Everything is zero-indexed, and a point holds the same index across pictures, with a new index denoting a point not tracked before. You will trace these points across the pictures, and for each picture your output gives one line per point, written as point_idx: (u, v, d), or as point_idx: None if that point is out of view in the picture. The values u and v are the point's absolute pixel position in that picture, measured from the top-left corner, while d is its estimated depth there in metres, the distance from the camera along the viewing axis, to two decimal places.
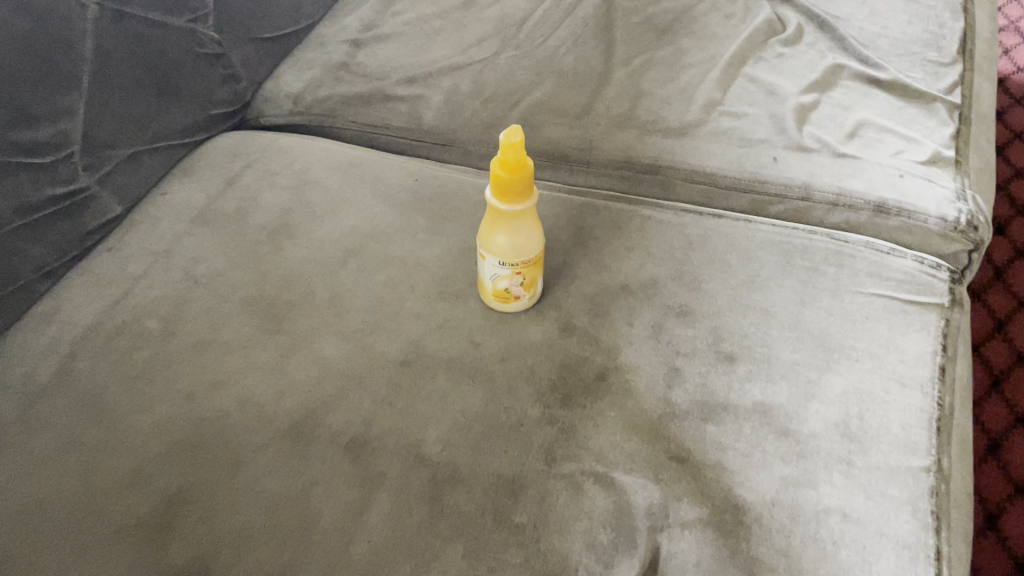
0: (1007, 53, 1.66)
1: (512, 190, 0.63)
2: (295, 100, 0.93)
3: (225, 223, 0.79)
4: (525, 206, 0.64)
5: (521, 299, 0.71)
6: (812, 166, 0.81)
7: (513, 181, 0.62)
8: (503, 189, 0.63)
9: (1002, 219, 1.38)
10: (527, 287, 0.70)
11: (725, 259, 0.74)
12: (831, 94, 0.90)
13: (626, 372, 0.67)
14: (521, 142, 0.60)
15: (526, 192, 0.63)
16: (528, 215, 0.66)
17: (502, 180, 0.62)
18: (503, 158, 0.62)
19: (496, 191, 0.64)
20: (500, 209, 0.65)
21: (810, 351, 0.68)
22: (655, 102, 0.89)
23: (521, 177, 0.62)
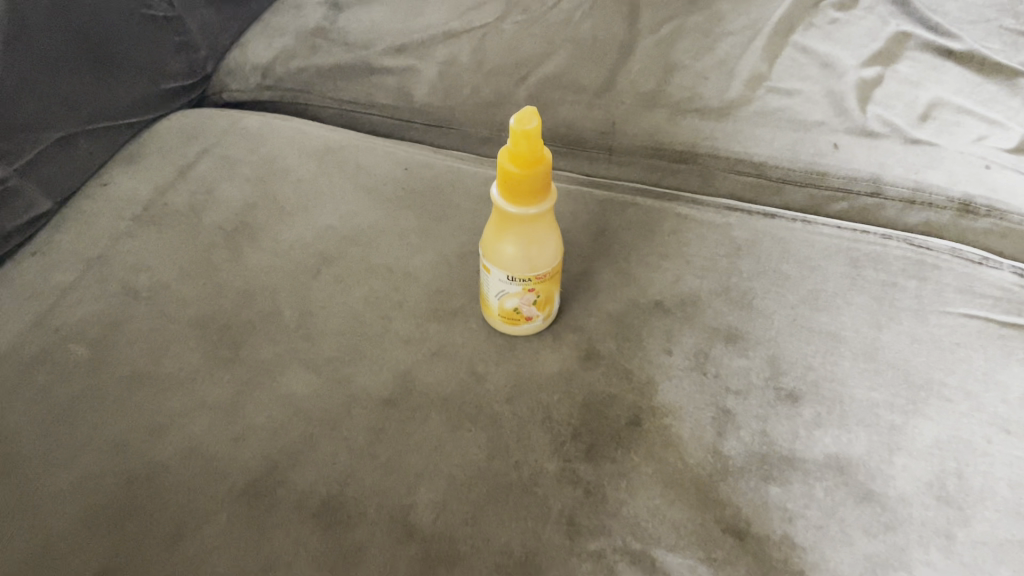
0: None
1: (524, 190, 0.50)
2: (264, 73, 0.79)
3: (175, 222, 0.65)
4: (540, 209, 0.51)
5: (533, 320, 0.57)
6: (880, 155, 0.67)
7: (525, 179, 0.49)
8: (512, 188, 0.50)
9: None
10: (542, 307, 0.57)
11: (781, 270, 0.61)
12: (896, 67, 0.76)
13: (664, 414, 0.54)
14: (536, 130, 0.47)
15: (541, 192, 0.50)
16: (544, 220, 0.53)
17: (511, 177, 0.49)
18: (514, 150, 0.48)
19: (503, 190, 0.50)
20: (508, 212, 0.51)
21: (891, 387, 0.55)
22: (689, 76, 0.75)
23: (536, 174, 0.49)
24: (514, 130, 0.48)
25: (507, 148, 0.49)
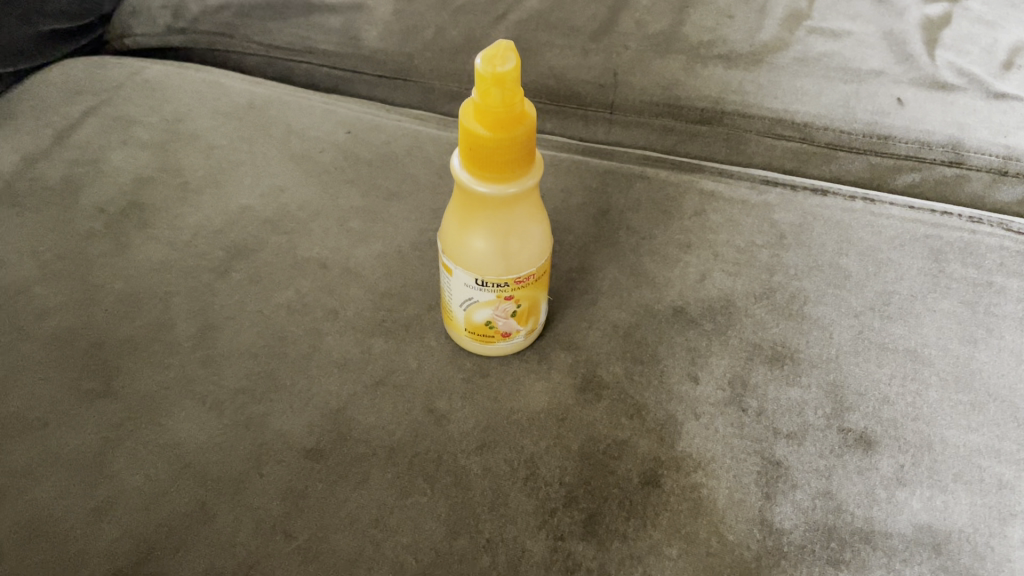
0: None
1: (497, 162, 0.35)
2: (175, 11, 0.63)
3: (44, 202, 0.50)
4: (519, 187, 0.36)
5: (512, 337, 0.43)
6: (957, 112, 0.52)
7: (499, 144, 0.34)
8: (480, 160, 0.35)
9: None
10: (525, 319, 0.42)
11: (839, 264, 0.47)
12: (967, 3, 0.61)
13: (691, 469, 0.39)
14: (514, 71, 0.32)
15: (521, 163, 0.35)
16: (525, 202, 0.38)
17: (479, 143, 0.34)
18: (482, 104, 0.33)
19: (468, 162, 0.35)
20: (477, 193, 0.36)
21: (994, 427, 0.41)
22: (708, 13, 0.60)
23: (514, 138, 0.34)
24: (481, 73, 0.33)
25: (472, 101, 0.34)
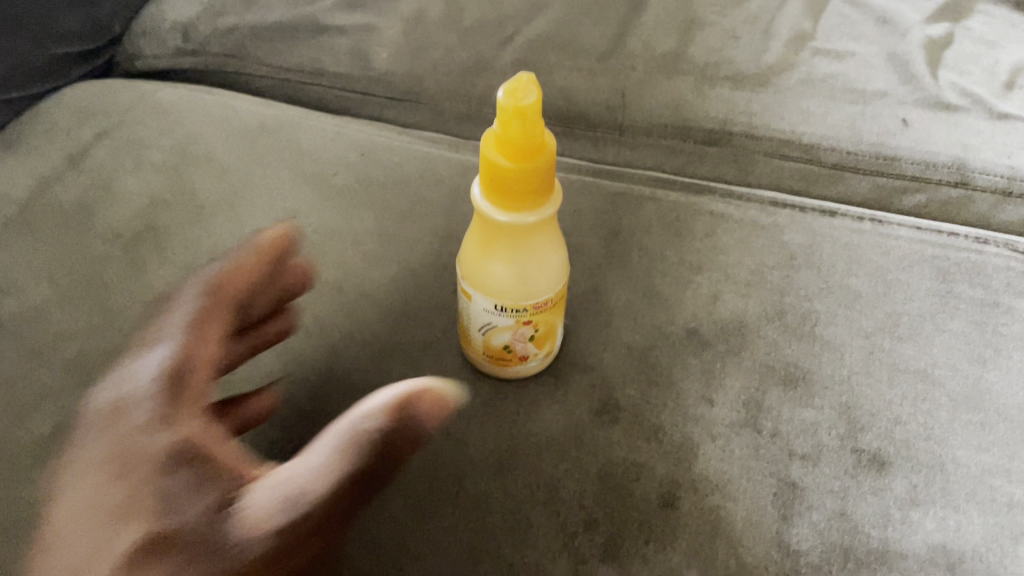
0: None
1: (518, 191, 0.35)
2: (185, 33, 0.63)
3: (59, 227, 0.50)
4: (538, 216, 0.36)
5: (530, 359, 0.43)
6: (962, 133, 0.53)
7: (520, 175, 0.34)
8: (501, 190, 0.35)
9: None
10: (542, 343, 0.43)
11: (848, 285, 0.47)
12: (968, 23, 0.62)
13: (708, 491, 0.40)
14: (535, 104, 0.32)
15: (541, 192, 0.35)
16: (545, 228, 0.38)
17: (500, 173, 0.34)
18: (503, 135, 0.34)
19: (488, 192, 0.36)
20: (497, 222, 0.37)
21: (1004, 447, 0.41)
22: (714, 34, 0.61)
23: (534, 168, 0.34)
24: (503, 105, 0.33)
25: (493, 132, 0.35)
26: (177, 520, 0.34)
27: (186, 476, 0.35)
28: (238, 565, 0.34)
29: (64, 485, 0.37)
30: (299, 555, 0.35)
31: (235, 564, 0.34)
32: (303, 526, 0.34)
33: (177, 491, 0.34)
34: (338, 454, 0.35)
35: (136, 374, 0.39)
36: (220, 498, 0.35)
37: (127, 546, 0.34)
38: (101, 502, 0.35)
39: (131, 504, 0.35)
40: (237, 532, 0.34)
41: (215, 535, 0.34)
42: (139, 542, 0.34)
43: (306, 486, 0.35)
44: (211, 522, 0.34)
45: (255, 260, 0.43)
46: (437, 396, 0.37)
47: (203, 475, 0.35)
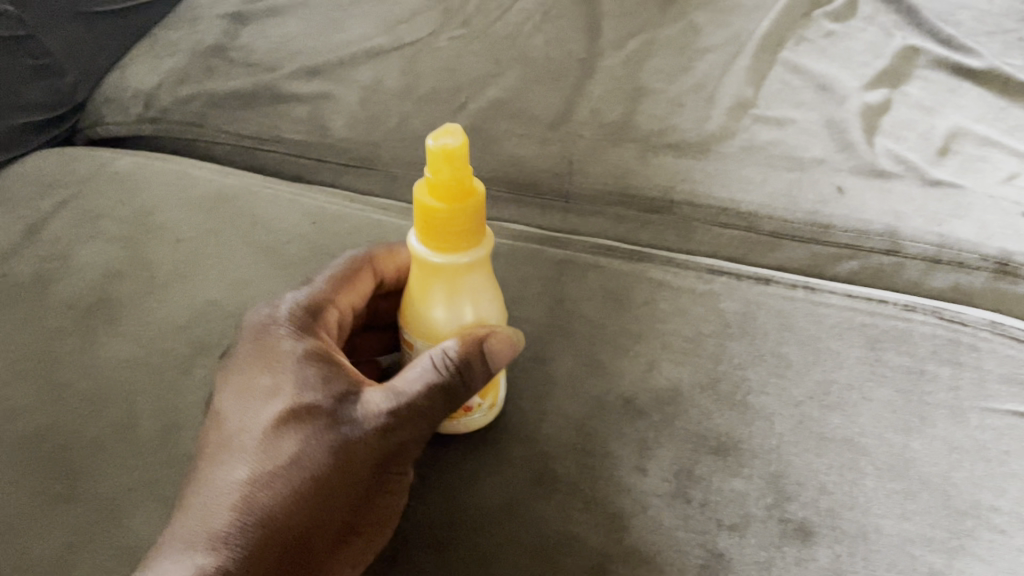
0: None
1: (450, 238, 0.36)
2: (147, 101, 0.65)
3: (13, 300, 0.51)
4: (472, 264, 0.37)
5: (475, 411, 0.44)
6: (895, 201, 0.55)
7: (451, 221, 0.35)
8: (434, 236, 0.36)
9: None
10: (485, 394, 0.43)
11: (780, 353, 0.49)
12: (906, 89, 0.64)
13: (637, 563, 0.41)
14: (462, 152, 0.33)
15: (473, 239, 0.36)
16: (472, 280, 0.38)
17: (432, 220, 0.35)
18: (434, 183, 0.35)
19: (422, 239, 0.37)
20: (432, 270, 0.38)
21: (927, 515, 0.42)
22: (660, 102, 0.63)
23: (452, 215, 0.35)
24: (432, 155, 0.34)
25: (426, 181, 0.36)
26: (308, 399, 0.39)
27: (315, 370, 0.40)
28: (356, 438, 0.37)
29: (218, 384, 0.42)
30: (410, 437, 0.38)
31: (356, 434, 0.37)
32: (410, 409, 0.38)
33: (309, 379, 0.40)
34: (435, 364, 0.38)
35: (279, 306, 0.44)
36: (345, 389, 0.39)
37: (266, 418, 0.38)
38: (247, 391, 0.40)
39: (276, 387, 0.40)
40: (361, 414, 0.38)
41: (340, 414, 0.38)
42: (278, 414, 0.38)
43: (413, 384, 0.38)
44: (336, 405, 0.39)
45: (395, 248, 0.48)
46: (505, 336, 0.39)
47: (328, 371, 0.40)
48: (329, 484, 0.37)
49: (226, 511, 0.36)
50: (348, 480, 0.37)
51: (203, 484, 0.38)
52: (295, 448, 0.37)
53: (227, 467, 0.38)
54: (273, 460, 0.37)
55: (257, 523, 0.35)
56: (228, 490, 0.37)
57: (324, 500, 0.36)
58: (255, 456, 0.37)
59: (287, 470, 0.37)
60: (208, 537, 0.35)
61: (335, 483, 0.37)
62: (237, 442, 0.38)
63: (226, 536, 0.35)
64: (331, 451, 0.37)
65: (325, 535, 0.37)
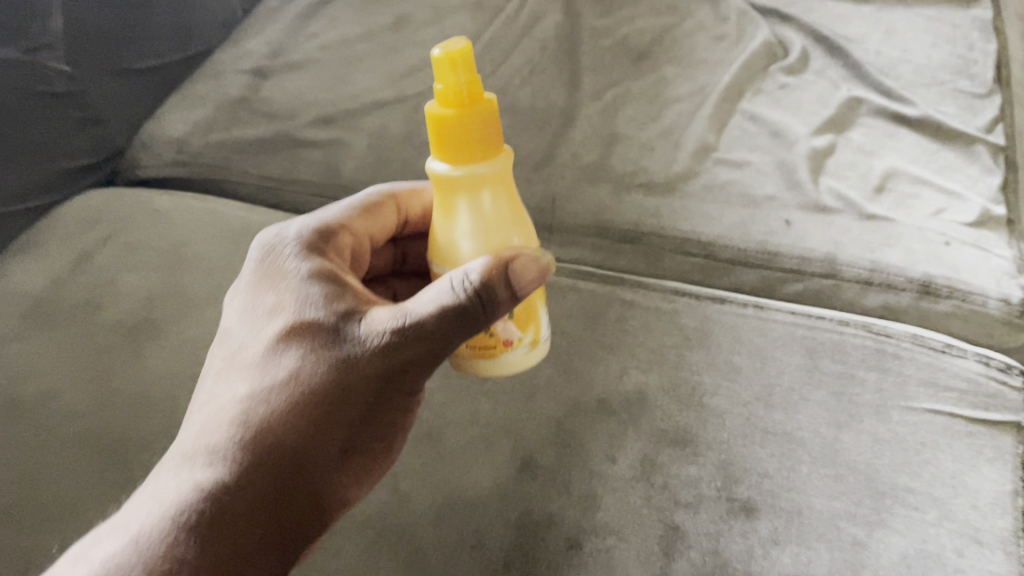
0: None
1: (463, 141, 0.39)
2: (179, 147, 0.74)
3: (69, 319, 0.59)
4: (487, 170, 0.40)
5: (516, 346, 0.43)
6: (835, 232, 0.63)
7: (461, 122, 0.39)
8: (448, 143, 0.39)
9: None
10: (525, 327, 0.43)
11: (732, 362, 0.57)
12: (849, 134, 0.73)
13: (606, 534, 0.48)
14: (464, 53, 0.38)
15: (485, 144, 0.39)
16: (492, 189, 0.41)
17: (444, 121, 0.39)
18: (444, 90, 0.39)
19: (440, 150, 0.40)
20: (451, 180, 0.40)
21: (852, 495, 0.50)
22: (634, 147, 0.72)
23: (461, 116, 0.38)
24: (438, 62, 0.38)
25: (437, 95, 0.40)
26: (313, 317, 0.42)
27: (320, 292, 0.42)
28: (356, 354, 0.40)
29: (231, 303, 0.46)
30: (416, 354, 0.40)
31: (356, 351, 0.40)
32: (413, 329, 0.40)
33: (314, 299, 0.42)
34: (452, 287, 0.39)
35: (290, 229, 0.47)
36: (350, 308, 0.42)
37: (270, 336, 0.42)
38: (258, 308, 0.44)
39: (283, 305, 0.43)
40: (363, 332, 0.40)
41: (340, 333, 0.41)
42: (280, 332, 0.42)
43: (420, 306, 0.40)
44: (337, 324, 0.41)
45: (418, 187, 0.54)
46: (531, 258, 0.40)
47: (333, 293, 0.42)
48: (330, 398, 0.40)
49: (231, 419, 0.40)
50: (349, 392, 0.40)
51: (214, 396, 0.42)
52: (295, 364, 0.40)
53: (238, 378, 0.42)
54: (273, 377, 0.41)
55: (260, 431, 0.39)
56: (237, 399, 0.41)
57: (325, 411, 0.40)
58: (257, 372, 0.41)
59: (283, 387, 0.40)
60: (211, 445, 0.40)
61: (336, 396, 0.40)
62: (243, 357, 0.42)
63: (224, 446, 0.39)
64: (330, 367, 0.40)
65: (329, 443, 0.40)
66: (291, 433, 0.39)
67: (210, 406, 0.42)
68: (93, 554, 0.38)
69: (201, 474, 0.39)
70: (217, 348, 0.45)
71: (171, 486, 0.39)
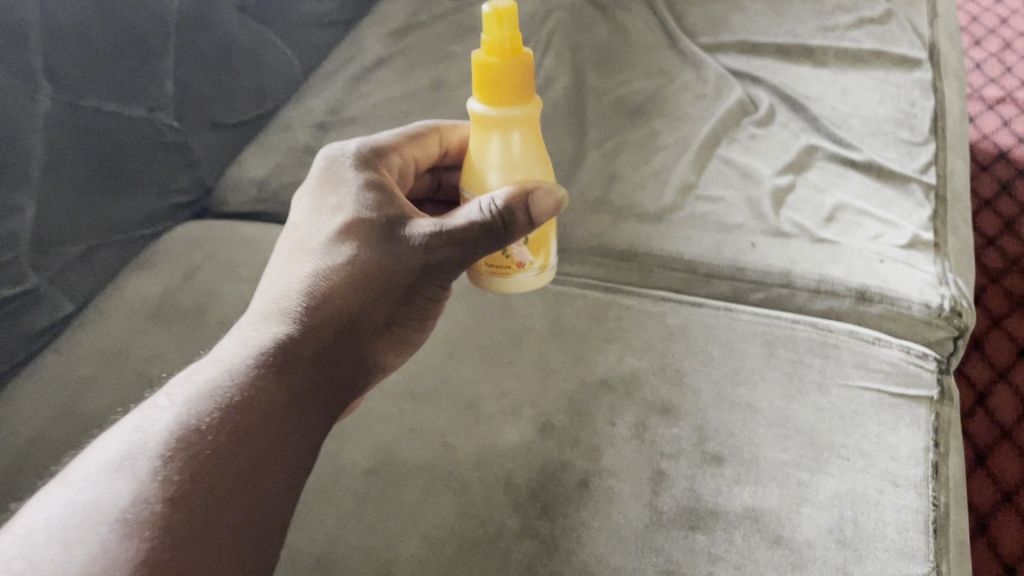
0: (993, 80, 1.58)
1: (502, 83, 0.56)
2: (258, 186, 0.90)
3: (182, 320, 0.75)
4: (517, 108, 0.57)
5: (528, 262, 0.62)
6: (792, 252, 0.79)
7: (502, 67, 0.56)
8: (491, 84, 0.56)
9: (991, 235, 1.32)
10: (537, 254, 0.62)
11: (707, 351, 0.72)
12: (807, 175, 0.89)
13: (608, 477, 0.63)
14: (510, 16, 0.55)
15: (517, 88, 0.57)
16: (519, 132, 0.58)
17: (489, 65, 0.56)
18: (491, 43, 0.56)
19: (484, 90, 0.57)
20: (489, 114, 0.57)
21: (798, 449, 0.64)
22: (630, 185, 0.88)
23: (502, 63, 0.55)
24: (489, 22, 0.55)
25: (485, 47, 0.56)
26: (367, 218, 0.58)
27: (375, 199, 0.59)
28: (403, 249, 0.57)
29: (299, 204, 0.62)
30: (444, 254, 0.57)
31: (402, 247, 0.57)
32: (445, 234, 0.56)
33: (369, 204, 0.59)
34: (481, 207, 0.55)
35: (347, 147, 0.64)
36: (395, 215, 0.58)
37: (332, 229, 0.58)
38: (322, 208, 0.60)
39: (344, 207, 0.59)
40: (409, 234, 0.57)
41: (389, 233, 0.57)
42: (341, 228, 0.58)
43: (456, 219, 0.56)
44: (388, 226, 0.57)
45: (457, 126, 0.72)
46: (548, 192, 0.57)
47: (383, 202, 0.59)
48: (378, 280, 0.56)
49: (302, 286, 0.56)
50: (394, 277, 0.57)
51: (285, 274, 0.58)
52: (354, 252, 0.56)
53: (307, 259, 0.57)
54: (334, 260, 0.57)
55: (326, 298, 0.55)
56: (307, 273, 0.56)
57: (374, 289, 0.56)
58: (321, 257, 0.57)
59: (344, 267, 0.56)
60: (283, 307, 0.55)
61: (383, 277, 0.56)
62: (311, 245, 0.58)
63: (295, 310, 0.54)
64: (381, 256, 0.57)
65: (372, 315, 0.57)
66: (347, 303, 0.55)
67: (282, 277, 0.58)
68: (195, 377, 0.50)
69: (277, 327, 0.53)
70: (288, 239, 0.61)
71: (251, 334, 0.53)
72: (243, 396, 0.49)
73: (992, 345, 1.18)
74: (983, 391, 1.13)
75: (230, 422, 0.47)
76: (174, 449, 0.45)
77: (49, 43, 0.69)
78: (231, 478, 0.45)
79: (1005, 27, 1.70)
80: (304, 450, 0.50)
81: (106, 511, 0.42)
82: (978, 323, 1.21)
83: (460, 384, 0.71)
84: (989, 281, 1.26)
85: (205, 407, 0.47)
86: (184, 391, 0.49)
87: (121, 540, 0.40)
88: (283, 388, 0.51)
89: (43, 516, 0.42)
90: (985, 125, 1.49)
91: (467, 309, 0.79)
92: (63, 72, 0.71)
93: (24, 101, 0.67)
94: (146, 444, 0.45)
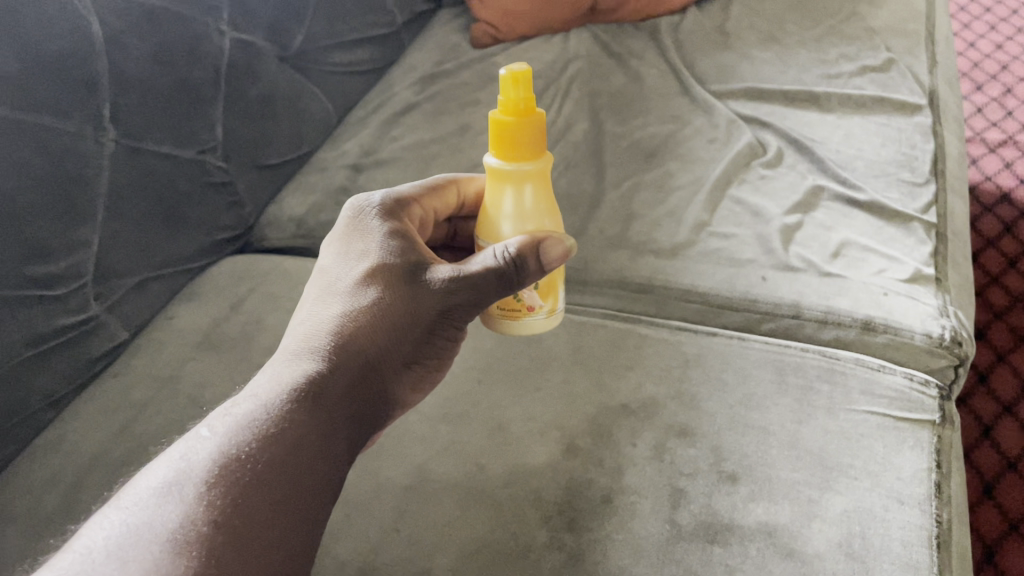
0: (995, 123, 1.64)
1: (517, 141, 0.62)
2: (297, 224, 0.95)
3: (229, 346, 0.80)
4: (530, 163, 0.63)
5: (538, 305, 0.67)
6: (800, 286, 0.84)
7: (517, 126, 0.61)
8: (507, 141, 0.62)
9: (995, 273, 1.37)
10: (546, 298, 0.67)
11: (721, 377, 0.77)
12: (813, 214, 0.94)
13: (630, 494, 0.67)
14: (524, 81, 0.61)
15: (530, 145, 0.62)
16: (531, 186, 0.64)
17: (505, 125, 0.61)
18: (508, 105, 0.61)
19: (500, 147, 0.63)
20: (505, 169, 0.63)
21: (808, 469, 0.68)
22: (645, 224, 0.93)
23: (518, 122, 0.61)
24: (506, 85, 0.61)
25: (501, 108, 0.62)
26: (392, 264, 0.63)
27: (398, 246, 0.65)
28: (425, 292, 0.62)
29: (326, 251, 0.67)
30: (462, 298, 0.62)
31: (424, 291, 0.62)
32: (463, 279, 0.62)
33: (393, 251, 0.64)
34: (495, 255, 0.62)
35: (370, 199, 0.70)
36: (416, 262, 0.64)
37: (359, 274, 0.63)
38: (348, 254, 0.65)
39: (370, 253, 0.64)
40: (429, 279, 0.62)
41: (412, 278, 0.63)
42: (367, 273, 0.63)
43: (473, 266, 0.62)
44: (411, 271, 0.63)
45: (472, 179, 0.77)
46: (557, 241, 0.63)
47: (405, 249, 0.65)
48: (402, 321, 0.62)
49: (332, 327, 0.60)
50: (416, 318, 0.62)
51: (314, 315, 0.62)
52: (380, 295, 0.62)
53: (336, 301, 0.62)
54: (361, 302, 0.62)
55: (355, 337, 0.60)
56: (336, 315, 0.61)
57: (397, 329, 0.62)
58: (349, 299, 0.62)
59: (371, 308, 0.61)
60: (313, 346, 0.59)
61: (405, 319, 0.62)
62: (339, 288, 0.63)
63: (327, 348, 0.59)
64: (405, 299, 0.62)
65: (395, 353, 0.62)
66: (374, 342, 0.60)
67: (311, 319, 0.62)
68: (233, 409, 0.54)
69: (308, 364, 0.58)
70: (316, 284, 0.65)
71: (284, 370, 0.57)
72: (280, 425, 0.52)
73: (998, 379, 1.21)
74: (989, 424, 1.16)
75: (268, 449, 0.51)
76: (219, 474, 0.48)
77: (116, 91, 0.76)
78: (269, 500, 0.49)
79: (1004, 72, 1.77)
80: (337, 475, 0.54)
81: (158, 530, 0.45)
82: (984, 358, 1.25)
83: (489, 408, 0.76)
84: (994, 317, 1.30)
85: (246, 435, 0.51)
86: (225, 423, 0.53)
87: (174, 555, 0.44)
88: (317, 416, 0.55)
89: (101, 536, 0.45)
90: (986, 167, 1.54)
91: (495, 339, 0.84)
92: (126, 118, 0.77)
93: (94, 145, 0.73)
94: (192, 471, 0.49)
